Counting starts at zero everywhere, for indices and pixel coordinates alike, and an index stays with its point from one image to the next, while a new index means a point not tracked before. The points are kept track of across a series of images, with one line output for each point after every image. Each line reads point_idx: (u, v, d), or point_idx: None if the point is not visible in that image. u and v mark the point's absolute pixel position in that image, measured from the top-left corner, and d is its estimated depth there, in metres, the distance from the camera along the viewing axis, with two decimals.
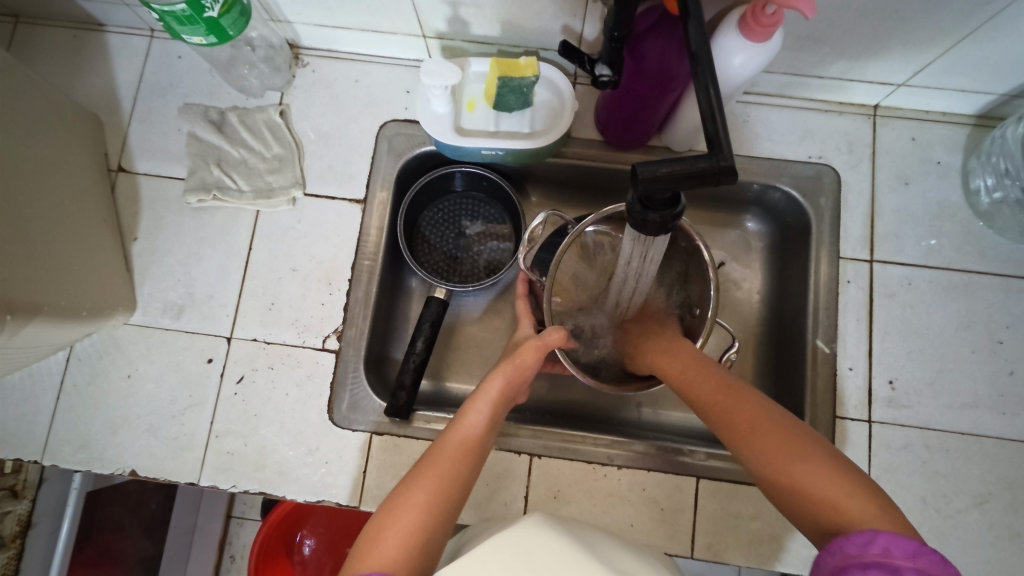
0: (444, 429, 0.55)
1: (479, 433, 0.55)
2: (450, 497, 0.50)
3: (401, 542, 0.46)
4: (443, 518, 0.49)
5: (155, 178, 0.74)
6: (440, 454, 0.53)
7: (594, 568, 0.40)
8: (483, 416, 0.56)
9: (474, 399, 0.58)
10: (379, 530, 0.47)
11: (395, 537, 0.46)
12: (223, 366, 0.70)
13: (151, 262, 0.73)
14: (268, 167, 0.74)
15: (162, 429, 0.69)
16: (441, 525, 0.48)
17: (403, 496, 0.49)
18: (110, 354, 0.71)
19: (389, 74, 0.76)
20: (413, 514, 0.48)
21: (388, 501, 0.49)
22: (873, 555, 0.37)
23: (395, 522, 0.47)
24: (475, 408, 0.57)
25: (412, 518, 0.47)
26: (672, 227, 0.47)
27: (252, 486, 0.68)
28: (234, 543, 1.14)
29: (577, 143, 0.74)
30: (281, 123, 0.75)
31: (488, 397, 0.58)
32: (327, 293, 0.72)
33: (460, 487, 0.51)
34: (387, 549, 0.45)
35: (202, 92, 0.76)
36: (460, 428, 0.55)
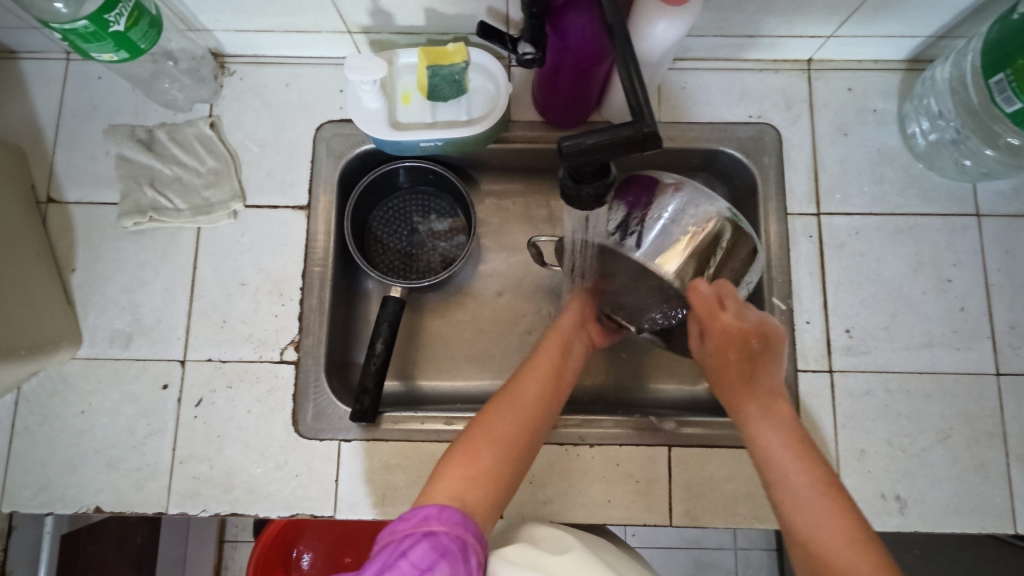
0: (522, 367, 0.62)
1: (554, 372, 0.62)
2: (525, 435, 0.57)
3: (484, 470, 0.53)
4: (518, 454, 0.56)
5: (87, 205, 0.72)
6: (517, 391, 0.59)
7: None
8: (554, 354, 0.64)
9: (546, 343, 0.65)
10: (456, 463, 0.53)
11: (471, 471, 0.53)
12: (180, 391, 0.68)
13: (93, 293, 0.70)
14: (203, 182, 0.72)
15: (123, 461, 0.67)
16: (515, 461, 0.55)
17: (480, 430, 0.56)
18: (59, 391, 0.68)
19: (319, 75, 0.74)
20: (494, 452, 0.54)
21: (473, 429, 0.56)
22: None
23: (474, 454, 0.54)
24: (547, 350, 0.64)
25: (491, 449, 0.54)
26: (603, 200, 0.47)
27: (223, 508, 0.66)
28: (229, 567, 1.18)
29: (518, 126, 0.74)
30: (212, 135, 0.72)
31: (558, 341, 0.65)
32: (279, 304, 0.70)
33: (540, 428, 0.58)
34: (477, 470, 0.53)
35: (126, 111, 0.73)
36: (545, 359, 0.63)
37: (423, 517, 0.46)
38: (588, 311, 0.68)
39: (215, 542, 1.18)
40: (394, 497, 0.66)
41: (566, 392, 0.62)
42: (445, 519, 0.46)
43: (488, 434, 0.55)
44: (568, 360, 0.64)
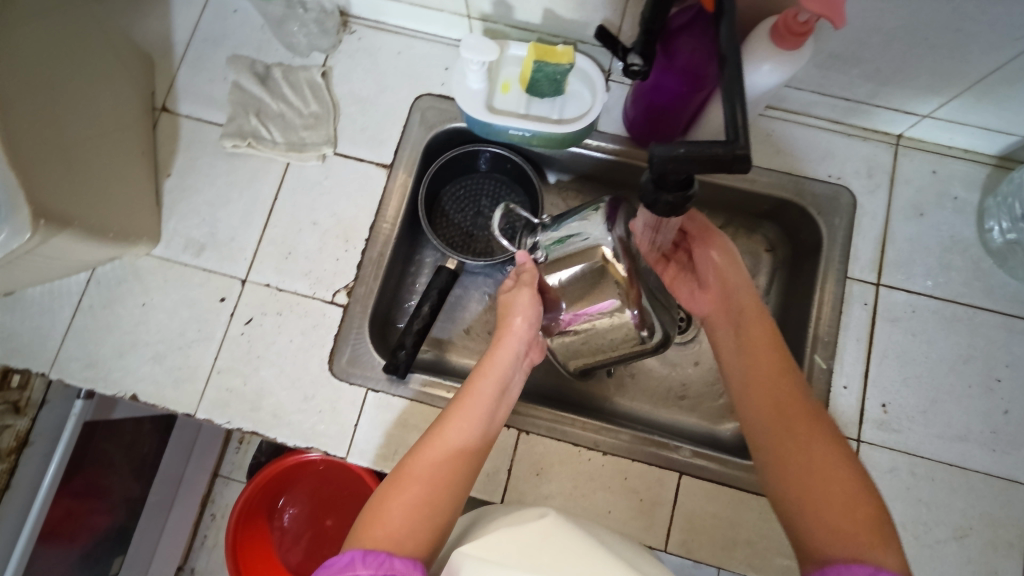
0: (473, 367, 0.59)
1: (488, 402, 0.57)
2: (455, 469, 0.52)
3: (425, 487, 0.50)
4: (449, 486, 0.51)
5: (195, 121, 0.78)
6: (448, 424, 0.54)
7: (607, 562, 0.45)
8: (508, 353, 0.60)
9: (500, 340, 0.61)
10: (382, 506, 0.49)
11: (399, 514, 0.48)
12: (234, 306, 0.72)
13: (181, 199, 0.76)
14: (303, 123, 0.77)
15: (167, 358, 0.71)
16: (447, 498, 0.50)
17: (404, 472, 0.51)
18: (128, 281, 0.73)
19: (430, 50, 0.79)
20: (427, 480, 0.50)
21: (395, 474, 0.51)
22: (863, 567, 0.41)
23: (398, 498, 0.49)
24: (502, 347, 0.61)
25: (415, 493, 0.49)
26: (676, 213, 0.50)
27: (247, 425, 0.70)
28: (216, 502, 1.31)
29: (602, 136, 0.76)
30: (322, 83, 0.78)
31: (495, 365, 0.59)
32: (343, 249, 0.74)
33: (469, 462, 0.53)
34: (417, 485, 0.50)
35: (251, 46, 0.79)
36: (495, 359, 0.59)
37: (348, 561, 0.45)
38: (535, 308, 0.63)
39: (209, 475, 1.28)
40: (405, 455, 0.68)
41: (499, 426, 0.57)
42: (369, 561, 0.44)
43: (418, 466, 0.51)
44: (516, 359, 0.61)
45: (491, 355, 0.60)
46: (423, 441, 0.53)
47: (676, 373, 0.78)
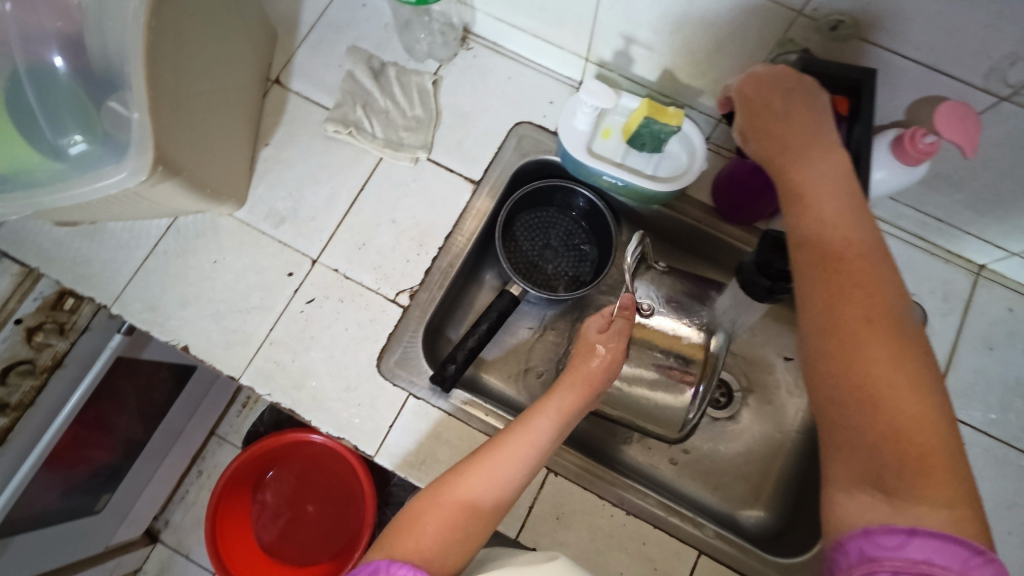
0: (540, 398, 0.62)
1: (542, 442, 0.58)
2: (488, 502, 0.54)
3: (458, 510, 0.52)
4: (491, 505, 0.54)
5: (303, 99, 0.80)
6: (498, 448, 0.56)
7: None
8: (575, 393, 0.62)
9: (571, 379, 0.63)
10: (428, 508, 0.52)
11: (428, 534, 0.50)
12: (300, 283, 0.74)
13: (272, 170, 0.78)
14: (405, 124, 0.79)
15: (225, 319, 0.72)
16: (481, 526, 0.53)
17: (440, 494, 0.53)
18: (205, 236, 0.75)
19: (539, 82, 0.81)
20: (461, 505, 0.53)
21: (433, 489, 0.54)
22: (914, 562, 0.36)
23: (432, 516, 0.51)
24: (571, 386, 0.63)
25: (450, 515, 0.52)
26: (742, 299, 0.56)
27: (285, 402, 0.70)
28: (205, 461, 1.43)
29: (688, 201, 0.77)
30: (431, 91, 0.80)
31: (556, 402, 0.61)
32: (414, 252, 0.75)
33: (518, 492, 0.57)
34: (453, 506, 0.52)
35: (372, 41, 0.82)
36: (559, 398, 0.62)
37: (371, 571, 0.44)
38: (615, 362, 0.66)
39: (205, 432, 1.38)
40: (432, 469, 0.68)
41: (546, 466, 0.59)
42: (393, 572, 0.43)
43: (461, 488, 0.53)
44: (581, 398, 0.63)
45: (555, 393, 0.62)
46: (460, 469, 0.55)
47: (708, 447, 0.77)
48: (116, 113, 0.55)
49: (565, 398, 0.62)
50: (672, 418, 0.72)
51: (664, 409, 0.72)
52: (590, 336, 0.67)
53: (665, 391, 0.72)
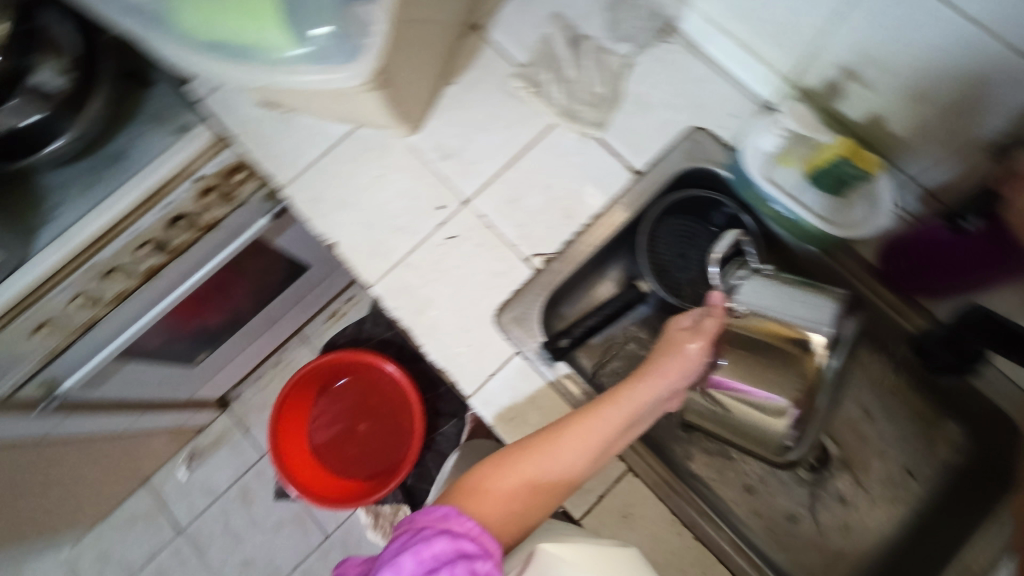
0: (613, 389, 0.65)
1: (609, 434, 0.62)
2: (551, 480, 0.60)
3: (522, 484, 0.59)
4: (554, 483, 0.61)
5: (498, 48, 0.83)
6: (565, 433, 0.61)
7: None
8: (649, 391, 0.65)
9: (648, 377, 0.65)
10: (500, 476, 0.59)
11: (493, 496, 0.58)
12: (447, 218, 0.77)
13: (451, 107, 0.81)
14: (586, 98, 0.80)
15: (373, 230, 0.78)
16: (543, 499, 0.60)
17: (507, 464, 0.60)
18: (377, 151, 0.80)
19: (730, 91, 0.79)
20: (523, 480, 0.59)
21: (502, 456, 0.61)
22: None
23: (497, 482, 0.59)
24: (648, 384, 0.65)
25: (514, 485, 0.59)
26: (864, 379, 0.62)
27: (404, 322, 0.75)
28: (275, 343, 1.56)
29: (851, 254, 0.73)
30: (620, 73, 0.80)
31: (629, 399, 0.64)
32: (559, 222, 0.77)
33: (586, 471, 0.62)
34: (517, 478, 0.59)
35: (577, 11, 0.83)
36: (632, 396, 0.64)
37: (443, 514, 0.53)
38: (697, 364, 0.66)
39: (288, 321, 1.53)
40: (519, 427, 0.70)
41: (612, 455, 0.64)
42: (462, 523, 0.53)
43: (525, 463, 0.60)
44: (654, 399, 0.65)
45: (631, 388, 0.65)
46: (528, 444, 0.61)
47: (790, 508, 0.77)
48: (353, 19, 0.60)
49: (639, 395, 0.64)
50: (759, 432, 0.67)
51: (753, 420, 0.67)
52: (676, 333, 0.68)
53: (762, 413, 0.66)
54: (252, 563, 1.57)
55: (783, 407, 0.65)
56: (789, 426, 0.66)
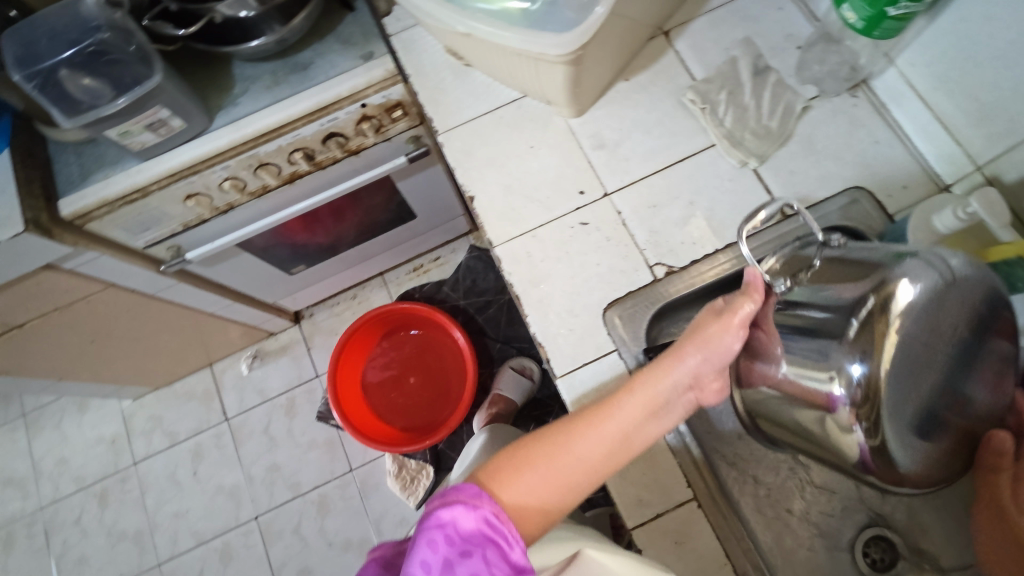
0: (631, 382, 0.64)
1: (629, 428, 0.62)
2: (576, 475, 0.59)
3: (546, 477, 0.58)
4: (579, 478, 0.60)
5: (679, 58, 0.83)
6: (585, 426, 0.61)
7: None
8: (668, 382, 0.64)
9: (668, 365, 0.64)
10: (522, 468, 0.58)
11: (517, 487, 0.57)
12: (584, 205, 0.79)
13: (618, 102, 0.82)
14: (754, 128, 0.79)
15: (512, 196, 0.80)
16: (569, 495, 0.59)
17: (529, 456, 0.59)
18: (536, 123, 0.83)
19: (906, 161, 0.76)
20: (545, 472, 0.58)
21: (522, 447, 0.61)
22: None
23: (521, 474, 0.58)
24: (667, 373, 0.64)
25: (535, 478, 0.58)
26: (950, 425, 0.54)
27: (516, 288, 0.77)
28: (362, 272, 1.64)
29: None
30: (796, 113, 0.79)
31: (650, 392, 0.63)
32: (691, 240, 0.76)
33: (608, 464, 0.61)
34: (541, 469, 0.59)
35: (769, 42, 0.82)
36: (651, 391, 0.63)
37: (472, 493, 0.55)
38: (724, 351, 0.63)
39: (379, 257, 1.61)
40: None
41: (635, 449, 0.62)
42: (491, 502, 0.55)
43: (546, 454, 0.59)
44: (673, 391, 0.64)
45: (651, 379, 0.64)
46: (549, 437, 0.61)
47: None
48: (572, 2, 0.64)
49: (659, 387, 0.63)
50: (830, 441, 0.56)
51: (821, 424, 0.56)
52: (705, 320, 0.65)
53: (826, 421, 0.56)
54: (278, 470, 1.65)
55: (844, 420, 0.53)
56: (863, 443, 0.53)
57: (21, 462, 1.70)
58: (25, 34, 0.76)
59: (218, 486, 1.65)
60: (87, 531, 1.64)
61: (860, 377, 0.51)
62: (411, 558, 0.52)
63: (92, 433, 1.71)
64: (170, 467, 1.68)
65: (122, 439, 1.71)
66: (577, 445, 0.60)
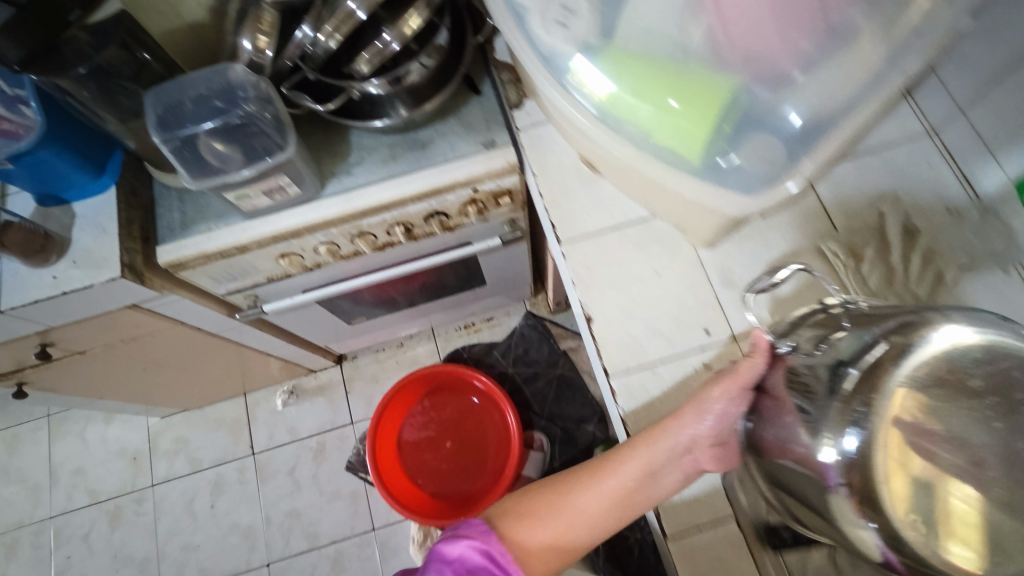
0: (635, 438, 0.66)
1: (631, 486, 0.65)
2: (581, 529, 0.65)
3: (552, 530, 0.65)
4: (584, 530, 0.65)
5: (819, 202, 0.79)
6: (588, 482, 0.67)
7: None
8: (669, 444, 0.64)
9: (670, 425, 0.65)
10: (528, 520, 0.66)
11: (523, 538, 0.65)
12: (707, 346, 0.74)
13: (751, 238, 0.78)
14: (899, 291, 0.74)
15: (630, 322, 0.76)
16: (577, 545, 0.66)
17: (535, 509, 0.67)
18: (663, 248, 0.79)
19: None
20: (549, 521, 0.66)
21: (532, 495, 0.69)
22: None
23: (527, 522, 0.66)
24: (667, 433, 0.64)
25: (538, 527, 0.65)
26: None
27: (627, 426, 0.72)
28: (430, 322, 1.64)
29: None
30: (947, 282, 0.73)
31: (651, 448, 0.65)
32: None
33: (611, 518, 0.65)
34: (546, 522, 0.66)
35: (920, 200, 0.78)
36: (652, 447, 0.65)
37: (483, 531, 0.65)
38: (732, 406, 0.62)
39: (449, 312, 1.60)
40: None
41: (640, 504, 0.65)
42: (492, 543, 0.64)
43: (549, 508, 0.66)
44: (679, 455, 0.64)
45: (653, 437, 0.65)
46: (555, 490, 0.68)
47: None
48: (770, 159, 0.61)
49: (662, 445, 0.64)
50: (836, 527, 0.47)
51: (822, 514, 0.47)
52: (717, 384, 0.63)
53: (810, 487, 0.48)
54: (296, 516, 1.59)
55: (847, 509, 0.44)
56: (878, 541, 0.43)
57: (38, 466, 1.66)
58: (171, 94, 0.75)
59: (232, 523, 1.59)
60: (93, 549, 1.58)
61: (852, 449, 0.43)
62: (424, 575, 0.64)
63: (115, 446, 1.67)
64: (188, 495, 1.62)
65: (144, 457, 1.66)
66: (579, 499, 0.66)
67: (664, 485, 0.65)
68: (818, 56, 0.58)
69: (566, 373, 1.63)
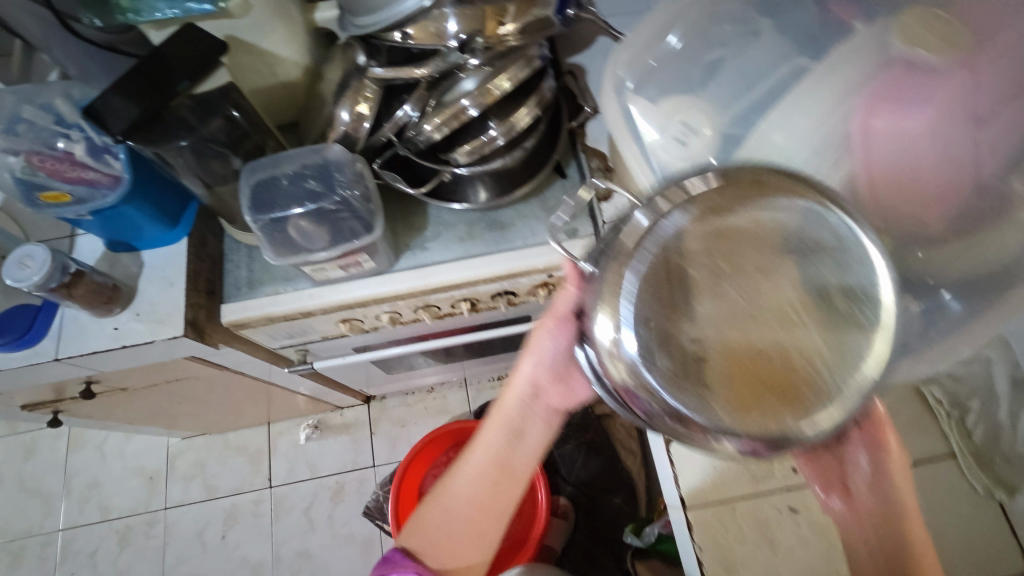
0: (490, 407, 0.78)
1: (500, 492, 0.75)
2: (470, 542, 0.76)
3: (450, 538, 0.77)
4: (476, 537, 0.77)
5: None
6: (453, 488, 0.77)
7: None
8: (515, 399, 0.74)
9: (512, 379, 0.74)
10: (420, 533, 0.78)
11: (427, 555, 0.76)
12: None
13: None
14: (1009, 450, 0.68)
15: None
16: (474, 545, 0.77)
17: (423, 527, 0.79)
18: None
19: None
20: (444, 529, 0.77)
21: (424, 514, 0.80)
22: None
23: (424, 529, 0.78)
24: (512, 395, 0.75)
25: (432, 539, 0.77)
26: None
27: None
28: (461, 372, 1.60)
29: None
30: None
31: (502, 412, 0.76)
32: None
33: (491, 495, 0.76)
34: (434, 534, 0.77)
35: None
36: (502, 410, 0.76)
37: (398, 557, 0.76)
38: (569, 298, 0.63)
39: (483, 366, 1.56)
40: None
41: (515, 489, 0.76)
42: (404, 565, 0.74)
43: (437, 522, 0.77)
44: (522, 400, 0.74)
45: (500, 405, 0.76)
46: (434, 499, 0.80)
47: None
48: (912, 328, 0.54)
49: (512, 411, 0.75)
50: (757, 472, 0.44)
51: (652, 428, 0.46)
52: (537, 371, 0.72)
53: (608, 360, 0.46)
54: (307, 557, 1.54)
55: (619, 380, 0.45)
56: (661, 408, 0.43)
57: (54, 475, 1.63)
58: (265, 168, 0.74)
59: (241, 558, 1.55)
60: (98, 569, 1.54)
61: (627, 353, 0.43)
62: None
63: (133, 463, 1.64)
64: (200, 522, 1.59)
65: (160, 478, 1.63)
66: (450, 504, 0.77)
67: (521, 461, 0.75)
68: (967, 214, 0.53)
69: (597, 438, 1.58)
